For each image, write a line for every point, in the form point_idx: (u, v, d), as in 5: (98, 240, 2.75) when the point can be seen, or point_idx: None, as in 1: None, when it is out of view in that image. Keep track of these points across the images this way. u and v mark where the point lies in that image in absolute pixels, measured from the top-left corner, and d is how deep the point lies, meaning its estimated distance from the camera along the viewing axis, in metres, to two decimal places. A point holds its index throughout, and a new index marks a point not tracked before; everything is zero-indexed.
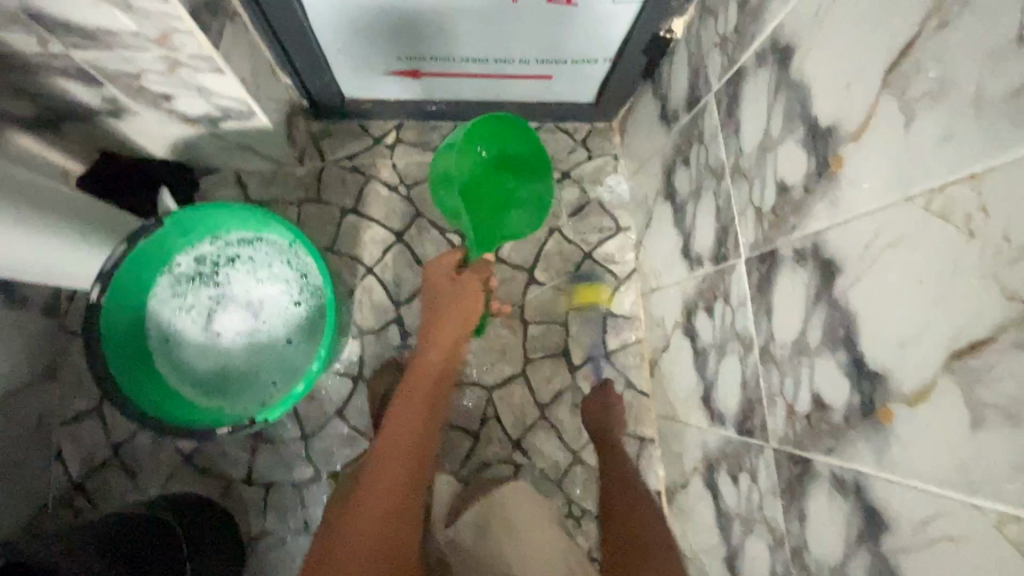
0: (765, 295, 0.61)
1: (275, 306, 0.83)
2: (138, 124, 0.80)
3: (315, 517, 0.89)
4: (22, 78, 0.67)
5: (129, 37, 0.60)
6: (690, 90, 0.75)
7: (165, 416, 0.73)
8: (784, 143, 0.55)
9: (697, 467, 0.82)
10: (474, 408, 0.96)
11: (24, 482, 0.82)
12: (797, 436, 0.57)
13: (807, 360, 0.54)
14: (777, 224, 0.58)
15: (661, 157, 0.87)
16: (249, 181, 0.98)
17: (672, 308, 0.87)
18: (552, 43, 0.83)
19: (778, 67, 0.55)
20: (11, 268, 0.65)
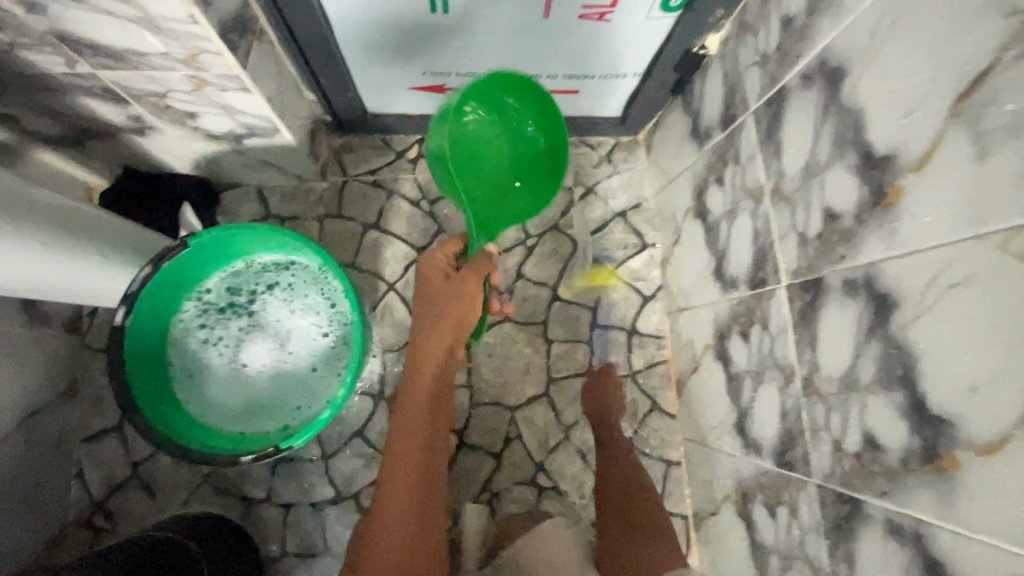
0: (809, 325, 0.59)
1: (302, 336, 0.82)
2: (163, 141, 0.80)
3: (335, 539, 0.88)
4: (48, 97, 0.66)
5: (157, 58, 0.59)
6: (725, 108, 0.73)
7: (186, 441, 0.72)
8: (833, 169, 0.53)
9: (728, 495, 0.80)
10: (496, 429, 0.94)
11: (46, 502, 0.81)
12: (845, 475, 0.54)
13: (858, 396, 0.52)
14: (824, 252, 0.55)
15: (692, 175, 0.85)
16: (271, 196, 0.97)
17: (702, 330, 0.85)
18: (581, 59, 0.81)
19: (827, 89, 0.53)
20: (35, 290, 0.64)
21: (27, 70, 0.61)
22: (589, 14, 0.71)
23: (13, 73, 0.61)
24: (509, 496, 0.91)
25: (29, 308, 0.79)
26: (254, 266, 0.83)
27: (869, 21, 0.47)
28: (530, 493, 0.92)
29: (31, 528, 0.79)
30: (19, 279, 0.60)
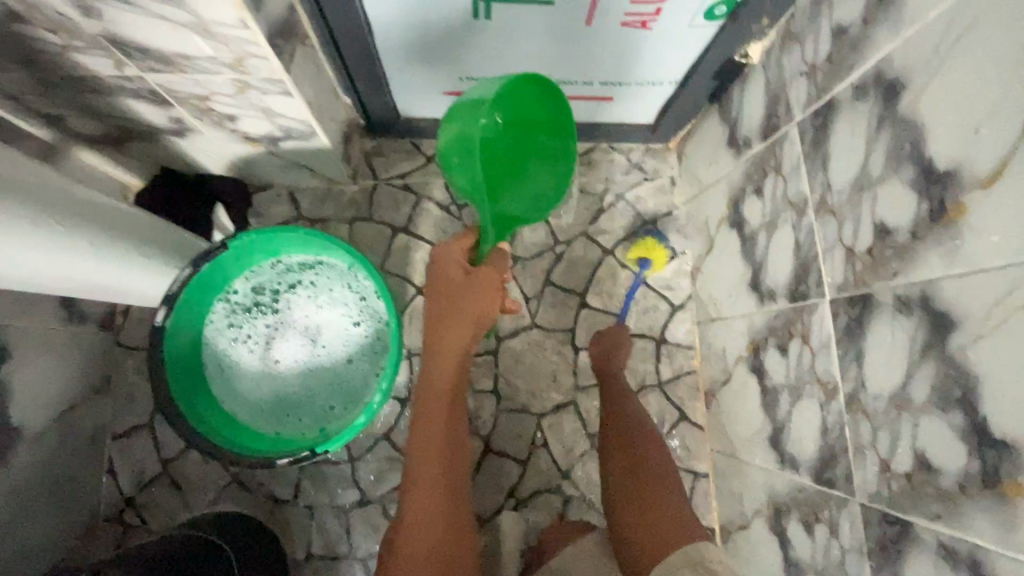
0: (856, 342, 0.57)
1: (334, 330, 0.83)
2: (201, 143, 0.80)
3: (360, 542, 0.88)
4: (93, 98, 0.67)
5: (204, 61, 0.59)
6: (768, 117, 0.72)
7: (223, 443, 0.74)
8: (887, 184, 0.52)
9: (759, 509, 0.78)
10: (522, 435, 0.93)
11: (78, 497, 0.82)
12: (893, 496, 0.53)
13: (909, 416, 0.50)
14: (873, 268, 0.54)
15: (729, 184, 0.84)
16: (302, 198, 0.97)
17: (735, 341, 0.84)
18: (618, 66, 0.81)
19: (882, 102, 0.52)
20: (78, 288, 0.64)
21: (76, 72, 0.61)
22: (631, 21, 0.70)
23: (62, 74, 0.62)
24: (534, 502, 0.91)
25: (67, 306, 0.80)
26: (281, 266, 0.83)
27: (931, 34, 0.46)
28: (556, 501, 0.91)
29: (65, 524, 0.79)
30: (63, 278, 0.61)
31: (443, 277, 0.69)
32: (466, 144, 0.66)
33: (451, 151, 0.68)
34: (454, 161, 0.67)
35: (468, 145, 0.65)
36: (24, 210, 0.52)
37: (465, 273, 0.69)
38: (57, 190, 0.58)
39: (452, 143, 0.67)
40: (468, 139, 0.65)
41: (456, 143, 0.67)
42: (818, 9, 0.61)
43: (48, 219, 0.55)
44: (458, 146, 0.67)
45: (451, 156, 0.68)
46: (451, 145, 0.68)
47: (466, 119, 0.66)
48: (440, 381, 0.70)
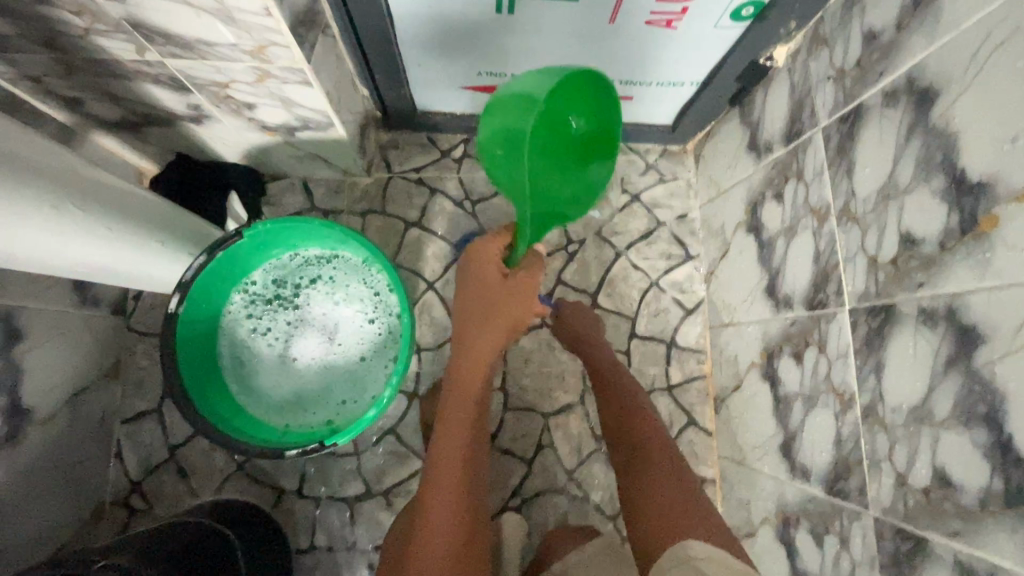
0: (875, 353, 0.56)
1: (349, 328, 0.83)
2: (218, 131, 0.80)
3: (364, 535, 0.88)
4: (112, 82, 0.67)
5: (225, 48, 0.59)
6: (791, 122, 0.71)
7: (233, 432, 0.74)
8: (915, 194, 0.51)
9: (767, 517, 0.78)
10: (529, 435, 0.93)
11: (85, 481, 0.82)
12: (908, 510, 0.52)
13: (929, 431, 0.50)
14: (896, 278, 0.53)
15: (747, 188, 0.83)
16: (316, 189, 0.97)
17: (748, 347, 0.83)
18: (640, 66, 0.80)
19: (913, 109, 0.51)
20: (92, 271, 0.64)
21: (98, 56, 0.61)
22: (656, 20, 0.69)
23: (84, 58, 0.62)
24: (538, 503, 0.91)
25: (81, 290, 0.80)
26: (298, 258, 0.83)
27: (970, 41, 0.45)
28: (560, 502, 0.91)
29: (72, 506, 0.80)
30: (79, 261, 0.61)
31: (480, 276, 0.71)
32: (513, 140, 0.59)
33: (494, 144, 0.61)
34: (499, 156, 0.61)
35: (514, 141, 0.59)
36: (41, 190, 0.52)
37: (505, 275, 0.70)
38: (75, 172, 0.57)
39: (496, 136, 0.61)
40: (516, 135, 0.59)
41: (501, 135, 0.60)
42: (849, 13, 0.60)
43: (65, 200, 0.55)
44: (503, 140, 0.60)
45: (495, 150, 0.62)
46: (496, 138, 0.61)
47: (513, 110, 0.59)
48: (469, 382, 0.72)
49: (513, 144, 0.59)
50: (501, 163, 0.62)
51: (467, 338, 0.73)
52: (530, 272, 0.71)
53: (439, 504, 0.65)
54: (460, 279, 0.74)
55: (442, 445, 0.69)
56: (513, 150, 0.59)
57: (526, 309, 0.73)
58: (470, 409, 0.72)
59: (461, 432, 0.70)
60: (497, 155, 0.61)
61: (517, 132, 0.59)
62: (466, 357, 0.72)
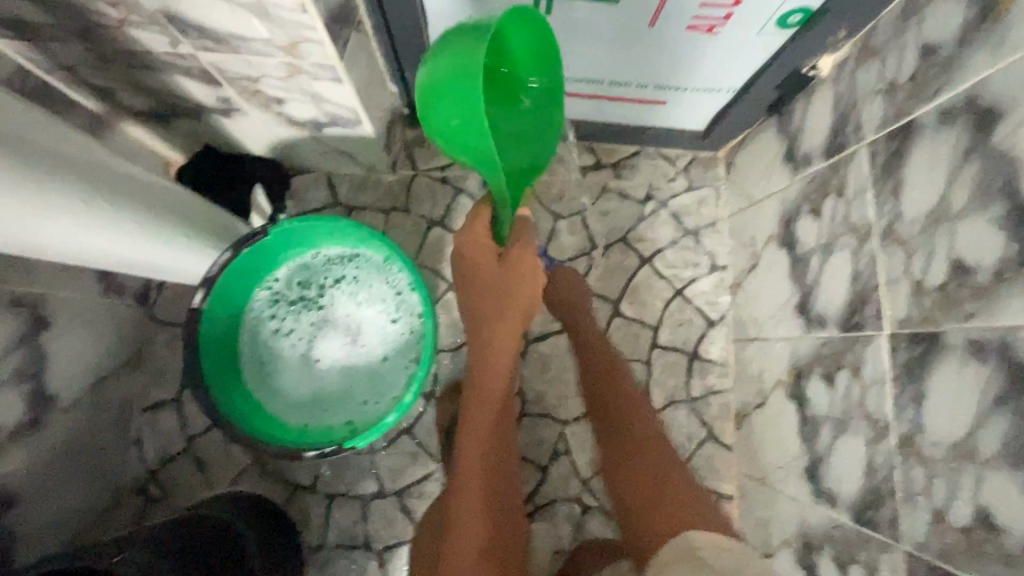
0: (915, 383, 0.54)
1: (374, 328, 0.83)
2: (246, 124, 0.80)
3: (376, 534, 0.87)
4: (144, 73, 0.66)
5: (258, 43, 0.58)
6: (834, 135, 0.68)
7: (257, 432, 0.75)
8: (970, 219, 0.48)
9: (787, 539, 0.76)
10: (545, 441, 0.92)
11: (106, 466, 0.83)
12: (944, 549, 0.50)
13: (973, 468, 0.47)
14: (943, 306, 0.51)
15: (781, 201, 0.80)
16: (340, 184, 0.96)
17: (775, 364, 0.81)
18: (676, 72, 0.78)
19: (973, 129, 0.48)
20: (122, 264, 0.65)
21: (131, 47, 0.61)
22: (698, 25, 0.67)
23: (117, 49, 0.61)
24: (552, 510, 0.90)
25: (106, 279, 0.81)
26: (321, 257, 0.83)
27: None
28: (574, 511, 0.90)
29: (93, 492, 0.81)
30: (103, 252, 0.60)
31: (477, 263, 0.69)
32: (465, 87, 0.53)
33: (439, 105, 0.55)
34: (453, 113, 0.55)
35: (466, 87, 0.53)
36: (60, 178, 0.51)
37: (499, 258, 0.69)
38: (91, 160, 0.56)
39: (442, 95, 0.55)
40: (466, 77, 0.53)
41: (445, 87, 0.54)
42: (905, 24, 0.58)
43: (85, 188, 0.53)
44: (450, 92, 0.54)
45: (443, 110, 0.55)
46: (442, 95, 0.54)
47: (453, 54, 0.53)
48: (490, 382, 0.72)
49: (466, 91, 0.53)
50: (457, 123, 0.55)
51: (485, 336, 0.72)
52: (524, 249, 0.68)
53: (468, 509, 0.66)
54: (459, 271, 0.73)
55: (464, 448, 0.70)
56: (465, 96, 0.53)
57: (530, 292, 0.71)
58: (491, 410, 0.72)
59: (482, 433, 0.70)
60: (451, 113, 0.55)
61: (469, 74, 0.52)
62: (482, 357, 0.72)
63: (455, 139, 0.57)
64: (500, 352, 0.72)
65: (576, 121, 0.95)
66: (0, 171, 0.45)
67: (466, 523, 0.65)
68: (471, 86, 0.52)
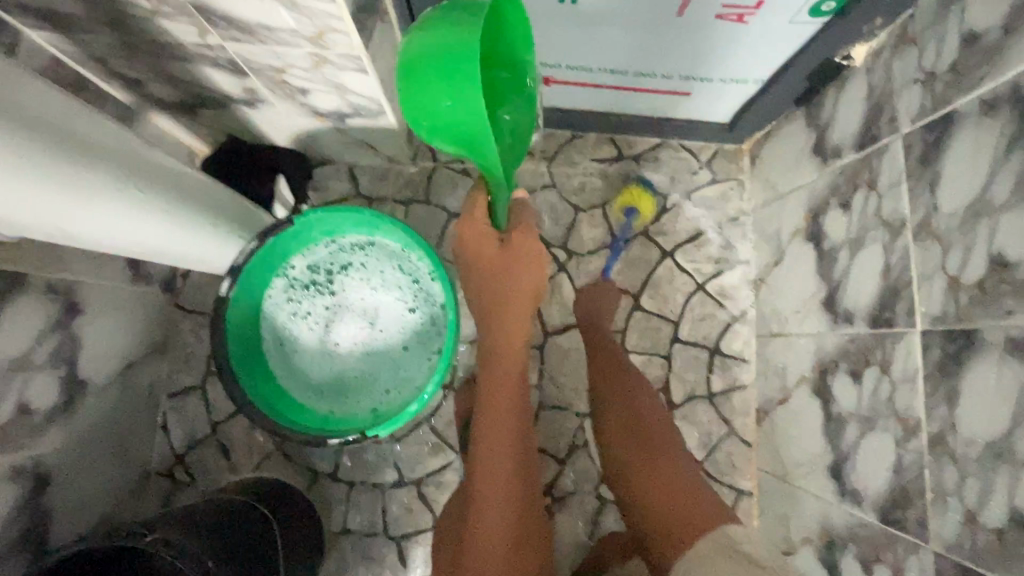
0: (949, 381, 0.53)
1: (390, 314, 0.83)
2: (270, 115, 0.80)
3: (396, 522, 0.89)
4: (173, 64, 0.67)
5: (286, 34, 0.58)
6: (866, 127, 0.67)
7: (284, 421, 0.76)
8: (1013, 213, 0.47)
9: (808, 537, 0.75)
10: (563, 433, 0.92)
11: (134, 450, 0.85)
12: (975, 550, 0.49)
13: (1009, 469, 0.46)
14: (980, 303, 0.50)
15: (809, 194, 0.79)
16: (361, 175, 0.97)
17: (800, 361, 0.80)
18: (702, 62, 0.76)
19: (1017, 120, 0.47)
20: (154, 254, 0.66)
21: (160, 37, 0.61)
22: (727, 14, 0.65)
23: (148, 40, 0.62)
24: (569, 502, 0.90)
25: (135, 267, 0.82)
26: (336, 246, 0.83)
27: None
28: (592, 504, 0.90)
29: (122, 474, 0.83)
30: (130, 240, 0.61)
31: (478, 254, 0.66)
32: (455, 69, 0.49)
33: (423, 93, 0.51)
34: (444, 99, 0.50)
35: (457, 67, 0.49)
36: (92, 168, 0.51)
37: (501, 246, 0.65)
38: (126, 151, 0.57)
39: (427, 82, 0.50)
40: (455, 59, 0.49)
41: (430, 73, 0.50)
42: (945, 11, 0.56)
43: (114, 178, 0.54)
44: (437, 75, 0.50)
45: (430, 96, 0.51)
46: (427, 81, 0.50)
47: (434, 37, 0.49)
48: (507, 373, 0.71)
49: (457, 72, 0.49)
50: (450, 109, 0.51)
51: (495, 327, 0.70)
52: (526, 234, 0.65)
53: (491, 501, 0.66)
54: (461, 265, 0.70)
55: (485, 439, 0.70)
56: (458, 79, 0.49)
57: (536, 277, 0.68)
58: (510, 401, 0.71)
59: (502, 425, 0.70)
60: (440, 100, 0.50)
61: (461, 56, 0.48)
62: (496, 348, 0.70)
63: (443, 127, 0.53)
64: (515, 342, 0.71)
65: (599, 113, 0.94)
66: (39, 159, 0.46)
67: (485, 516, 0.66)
68: (463, 66, 0.49)
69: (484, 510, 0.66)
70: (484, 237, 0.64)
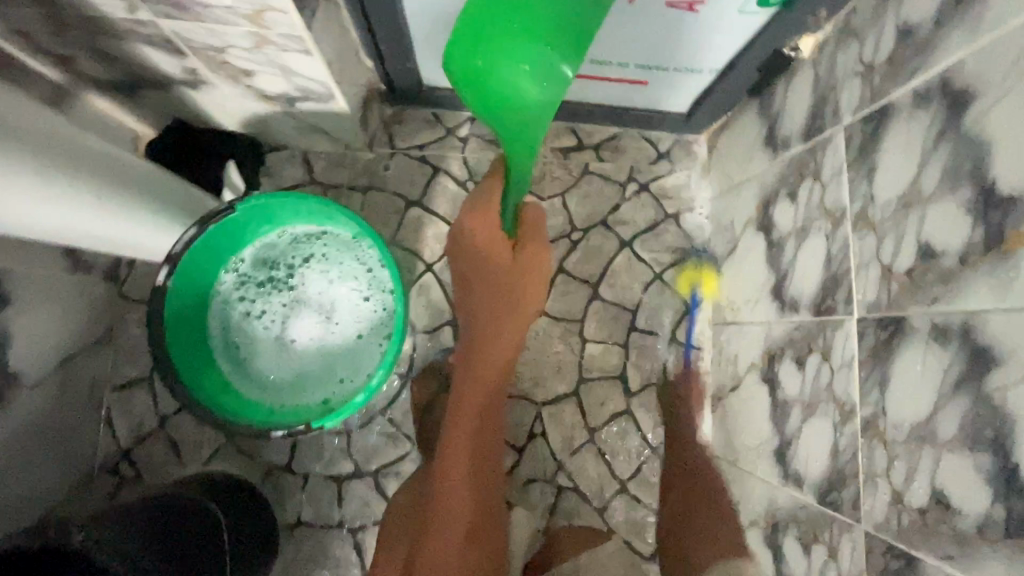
0: (881, 366, 0.54)
1: (346, 305, 0.82)
2: (216, 98, 0.77)
3: (352, 513, 0.88)
4: (106, 42, 0.64)
5: (221, 11, 0.56)
6: (812, 118, 0.68)
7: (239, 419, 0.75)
8: (939, 203, 0.48)
9: (755, 521, 0.77)
10: (522, 422, 0.92)
11: (75, 445, 0.82)
12: (900, 529, 0.51)
13: (931, 450, 0.48)
14: (910, 291, 0.51)
15: (761, 184, 0.80)
16: (316, 162, 0.95)
17: (749, 348, 0.81)
18: (658, 52, 0.76)
19: (946, 112, 0.48)
20: (83, 241, 0.63)
21: (88, 12, 0.58)
22: (678, 2, 0.65)
23: (75, 14, 0.59)
24: (527, 490, 0.91)
25: (72, 255, 0.79)
26: (288, 238, 0.82)
27: (1012, 46, 0.42)
28: (550, 492, 0.91)
29: (62, 471, 0.80)
30: (76, 234, 0.60)
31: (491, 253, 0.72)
32: (552, 57, 0.56)
33: (506, 50, 0.54)
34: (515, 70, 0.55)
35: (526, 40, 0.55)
36: (40, 160, 0.51)
37: (513, 251, 0.73)
38: (73, 142, 0.56)
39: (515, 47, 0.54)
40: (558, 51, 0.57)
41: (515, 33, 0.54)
42: (885, 4, 0.57)
43: (62, 169, 0.54)
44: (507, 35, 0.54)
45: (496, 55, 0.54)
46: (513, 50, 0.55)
47: (535, 2, 0.54)
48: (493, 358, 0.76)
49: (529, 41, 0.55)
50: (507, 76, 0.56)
51: (483, 323, 0.76)
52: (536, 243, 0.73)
53: (453, 486, 0.71)
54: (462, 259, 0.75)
55: (450, 436, 0.73)
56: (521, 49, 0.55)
57: (537, 285, 0.76)
58: (481, 396, 0.76)
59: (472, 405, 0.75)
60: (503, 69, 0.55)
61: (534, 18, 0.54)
62: (483, 342, 0.76)
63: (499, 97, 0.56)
64: (498, 335, 0.76)
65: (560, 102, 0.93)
66: None
67: (449, 495, 0.70)
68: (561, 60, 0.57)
69: (441, 497, 0.70)
70: (495, 240, 0.71)
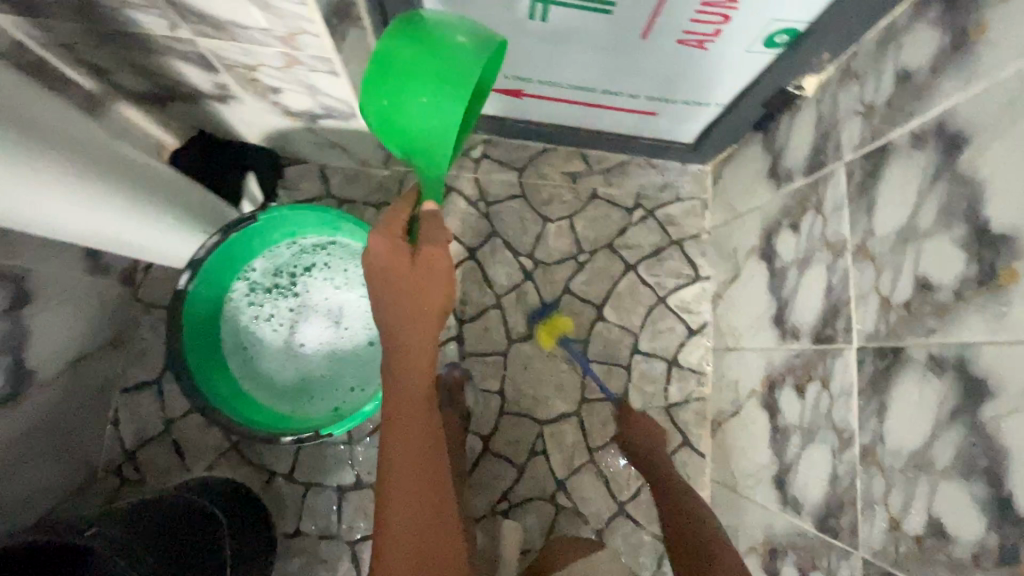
0: (879, 396, 0.56)
1: (354, 311, 0.84)
2: (241, 112, 0.80)
3: (351, 524, 0.88)
4: (143, 56, 0.67)
5: (258, 33, 0.59)
6: (815, 153, 0.71)
7: (254, 424, 0.76)
8: (934, 240, 0.51)
9: (753, 547, 0.77)
10: (523, 439, 0.93)
11: (82, 445, 0.83)
12: (897, 556, 0.52)
13: (928, 479, 0.49)
14: (907, 321, 0.53)
15: (764, 215, 0.82)
16: (333, 177, 0.97)
17: (750, 374, 0.83)
18: (667, 85, 0.80)
19: (941, 154, 0.50)
20: (114, 244, 0.66)
21: (129, 28, 0.61)
22: (688, 40, 0.68)
23: (116, 30, 0.62)
24: (525, 508, 0.91)
25: (93, 257, 0.81)
26: (296, 247, 0.84)
27: (1004, 94, 0.44)
28: (549, 510, 0.91)
29: (67, 470, 0.80)
30: (108, 237, 0.64)
31: (387, 269, 0.61)
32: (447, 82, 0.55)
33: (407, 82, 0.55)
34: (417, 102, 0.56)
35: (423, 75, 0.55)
36: (81, 169, 0.54)
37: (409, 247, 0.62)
38: (103, 149, 0.58)
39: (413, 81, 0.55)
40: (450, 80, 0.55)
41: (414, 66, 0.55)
42: (884, 50, 0.60)
43: (98, 175, 0.56)
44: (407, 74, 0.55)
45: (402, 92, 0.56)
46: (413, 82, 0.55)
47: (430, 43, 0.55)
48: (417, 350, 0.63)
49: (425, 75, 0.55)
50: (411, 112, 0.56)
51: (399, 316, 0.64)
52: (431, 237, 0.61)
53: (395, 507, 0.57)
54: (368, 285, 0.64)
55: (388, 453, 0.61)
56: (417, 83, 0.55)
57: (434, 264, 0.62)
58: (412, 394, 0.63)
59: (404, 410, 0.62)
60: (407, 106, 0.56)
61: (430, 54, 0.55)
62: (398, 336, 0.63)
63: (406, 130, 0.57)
64: (418, 343, 0.63)
65: (569, 128, 0.96)
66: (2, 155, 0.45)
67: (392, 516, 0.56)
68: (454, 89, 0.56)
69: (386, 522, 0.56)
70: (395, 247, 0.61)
